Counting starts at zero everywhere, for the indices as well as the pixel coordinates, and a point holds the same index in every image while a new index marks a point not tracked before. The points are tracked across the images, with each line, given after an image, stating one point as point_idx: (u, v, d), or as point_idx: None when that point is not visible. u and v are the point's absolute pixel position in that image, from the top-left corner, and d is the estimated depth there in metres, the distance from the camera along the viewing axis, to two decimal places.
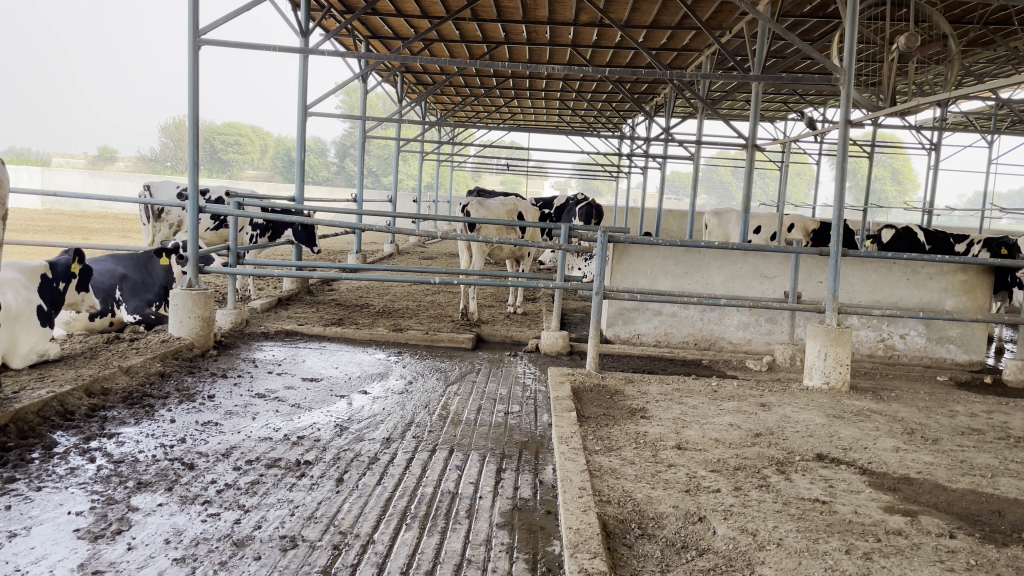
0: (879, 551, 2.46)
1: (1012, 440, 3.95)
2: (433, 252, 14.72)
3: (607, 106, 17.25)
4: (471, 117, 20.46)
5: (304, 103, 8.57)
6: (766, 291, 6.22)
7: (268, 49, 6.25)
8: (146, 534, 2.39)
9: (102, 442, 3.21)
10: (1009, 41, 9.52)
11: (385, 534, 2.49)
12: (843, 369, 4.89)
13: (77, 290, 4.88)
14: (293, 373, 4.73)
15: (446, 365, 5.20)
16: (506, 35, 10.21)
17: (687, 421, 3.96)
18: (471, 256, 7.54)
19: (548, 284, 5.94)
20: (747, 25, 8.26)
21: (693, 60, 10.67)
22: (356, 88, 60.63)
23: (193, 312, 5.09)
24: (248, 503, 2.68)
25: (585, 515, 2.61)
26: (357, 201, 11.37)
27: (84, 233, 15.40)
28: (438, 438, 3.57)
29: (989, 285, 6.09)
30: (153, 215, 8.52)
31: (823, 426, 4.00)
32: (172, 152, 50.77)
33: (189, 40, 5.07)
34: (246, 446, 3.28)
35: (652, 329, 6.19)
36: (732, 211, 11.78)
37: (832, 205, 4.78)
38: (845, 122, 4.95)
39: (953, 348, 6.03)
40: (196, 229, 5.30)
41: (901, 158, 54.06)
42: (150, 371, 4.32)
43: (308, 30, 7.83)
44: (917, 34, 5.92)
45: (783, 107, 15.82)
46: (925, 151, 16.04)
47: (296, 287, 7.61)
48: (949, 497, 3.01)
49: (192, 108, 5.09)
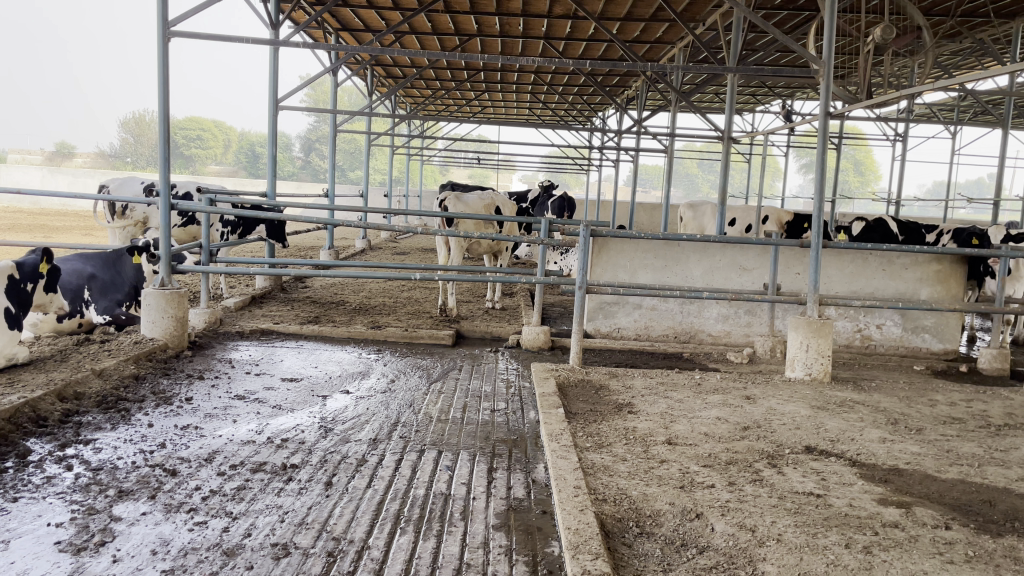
0: (878, 545, 2.45)
1: (994, 429, 3.99)
2: (404, 247, 14.59)
3: (579, 99, 17.25)
4: (440, 111, 20.32)
5: (274, 97, 8.42)
6: (745, 284, 6.25)
7: (239, 40, 6.12)
8: (132, 545, 2.30)
9: (78, 449, 3.10)
10: (976, 33, 9.68)
11: (380, 539, 2.43)
12: (825, 360, 4.91)
13: (44, 291, 4.71)
14: (272, 373, 4.63)
15: (428, 363, 5.13)
16: (478, 27, 10.14)
17: (675, 415, 3.95)
18: (449, 252, 7.45)
19: (528, 278, 5.88)
20: (721, 17, 8.26)
21: (665, 51, 10.69)
22: (321, 81, 60.02)
23: (166, 312, 4.96)
24: (235, 510, 2.60)
25: (583, 514, 2.57)
26: (329, 196, 11.20)
27: (45, 231, 15.01)
28: (425, 438, 3.51)
29: (962, 275, 6.18)
30: (118, 213, 8.29)
31: (809, 418, 4.01)
32: (132, 147, 49.75)
33: (158, 30, 4.93)
34: (230, 450, 3.19)
35: (633, 322, 6.17)
36: (707, 204, 11.84)
37: (813, 197, 4.76)
38: (824, 115, 4.95)
39: (928, 337, 6.10)
40: (168, 226, 5.15)
41: (864, 149, 54.97)
42: (124, 374, 4.19)
43: (278, 22, 7.68)
44: (892, 25, 5.96)
45: (753, 99, 15.94)
46: (891, 141, 16.24)
47: (269, 285, 7.48)
48: (940, 488, 3.02)
49: (162, 101, 4.94)
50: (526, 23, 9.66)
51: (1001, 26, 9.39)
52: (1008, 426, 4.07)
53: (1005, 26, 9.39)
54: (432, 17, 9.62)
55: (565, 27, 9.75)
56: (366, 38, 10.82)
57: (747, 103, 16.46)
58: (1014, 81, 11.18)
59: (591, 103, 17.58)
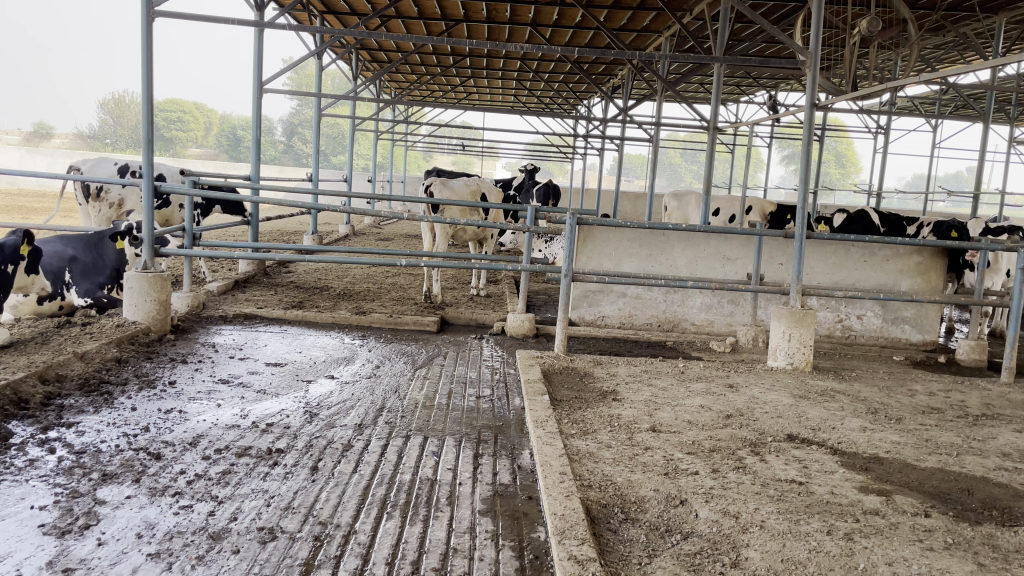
0: (859, 532, 2.49)
1: (972, 418, 4.06)
2: (388, 233, 14.53)
3: (564, 87, 17.23)
4: (424, 97, 20.21)
5: (259, 80, 8.33)
6: (728, 274, 6.30)
7: (225, 22, 6.07)
8: (117, 528, 2.29)
9: (61, 432, 3.08)
10: (959, 27, 9.77)
11: (366, 523, 2.44)
12: (807, 349, 4.96)
13: (24, 272, 4.72)
14: (255, 357, 4.61)
15: (412, 349, 5.14)
16: (465, 13, 10.10)
17: (659, 403, 3.98)
18: (434, 238, 7.43)
19: (514, 265, 5.87)
20: (709, 7, 8.27)
21: (652, 40, 10.71)
22: (303, 66, 59.51)
23: (148, 295, 4.91)
24: (221, 494, 2.59)
25: (569, 500, 2.59)
26: (312, 181, 11.13)
27: (23, 212, 14.79)
28: (411, 424, 3.51)
29: (942, 267, 6.25)
30: (91, 195, 8.15)
31: (791, 407, 4.06)
32: (111, 129, 49.04)
33: (142, 11, 4.87)
34: (215, 434, 3.18)
35: (617, 311, 6.20)
36: (691, 194, 11.88)
37: (798, 189, 4.77)
38: (810, 108, 4.97)
39: (907, 329, 6.17)
40: (150, 209, 5.09)
41: (846, 141, 55.30)
42: (106, 357, 4.15)
43: (263, 5, 7.60)
44: (878, 18, 5.98)
45: (738, 90, 15.99)
46: (873, 133, 16.34)
47: (252, 269, 7.43)
48: (920, 476, 3.07)
49: (146, 84, 4.88)
50: (513, 9, 9.63)
51: (984, 21, 9.48)
52: (985, 415, 4.14)
53: (988, 21, 9.48)
54: (419, 2, 9.58)
55: (553, 14, 9.73)
56: (352, 22, 10.75)
57: (731, 93, 16.53)
58: (994, 75, 11.31)
59: (577, 91, 17.58)
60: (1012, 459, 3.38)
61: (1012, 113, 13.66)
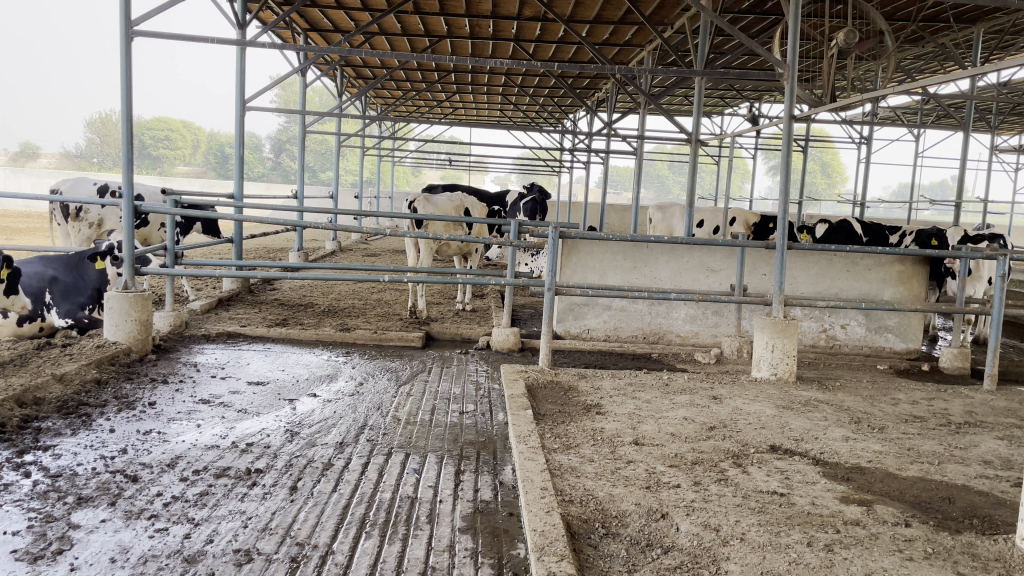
0: (840, 543, 2.48)
1: (953, 426, 4.07)
2: (375, 249, 14.54)
3: (549, 101, 17.32)
4: (411, 111, 20.25)
5: (242, 97, 8.30)
6: (713, 285, 6.30)
7: (206, 40, 6.08)
8: (90, 552, 2.27)
9: (37, 455, 3.04)
10: (938, 38, 9.87)
11: (344, 544, 2.41)
12: (790, 360, 4.97)
13: (3, 293, 4.76)
14: (237, 376, 4.58)
15: (396, 365, 5.11)
16: (448, 29, 10.14)
17: (642, 416, 3.97)
18: (418, 254, 7.45)
19: (497, 279, 5.81)
20: (689, 19, 8.34)
21: (635, 54, 10.80)
22: (291, 82, 59.97)
23: (129, 315, 4.88)
24: (198, 516, 2.56)
25: (548, 516, 2.58)
26: (297, 198, 11.06)
27: (7, 232, 14.66)
28: (393, 441, 3.49)
29: (925, 276, 6.28)
30: (71, 215, 8.11)
31: (775, 418, 4.06)
32: (98, 147, 48.88)
33: (120, 31, 4.86)
34: (193, 455, 3.15)
35: (602, 323, 6.21)
36: (675, 206, 11.93)
37: (779, 200, 4.76)
38: (788, 118, 4.97)
39: (891, 337, 6.19)
40: (130, 227, 5.03)
41: (830, 152, 55.95)
42: (85, 378, 4.11)
43: (244, 22, 7.59)
44: (854, 30, 6.03)
45: (722, 102, 16.13)
46: (856, 143, 16.46)
47: (236, 287, 7.42)
48: (901, 486, 3.07)
49: (125, 102, 4.85)
50: (495, 24, 9.69)
51: (961, 31, 9.59)
52: (967, 423, 4.16)
53: (965, 31, 9.59)
54: (401, 19, 9.61)
55: (535, 29, 9.76)
56: (335, 38, 10.79)
57: (715, 105, 16.68)
58: (974, 85, 11.41)
59: (562, 104, 17.65)
60: (993, 466, 3.38)
61: (994, 122, 13.79)
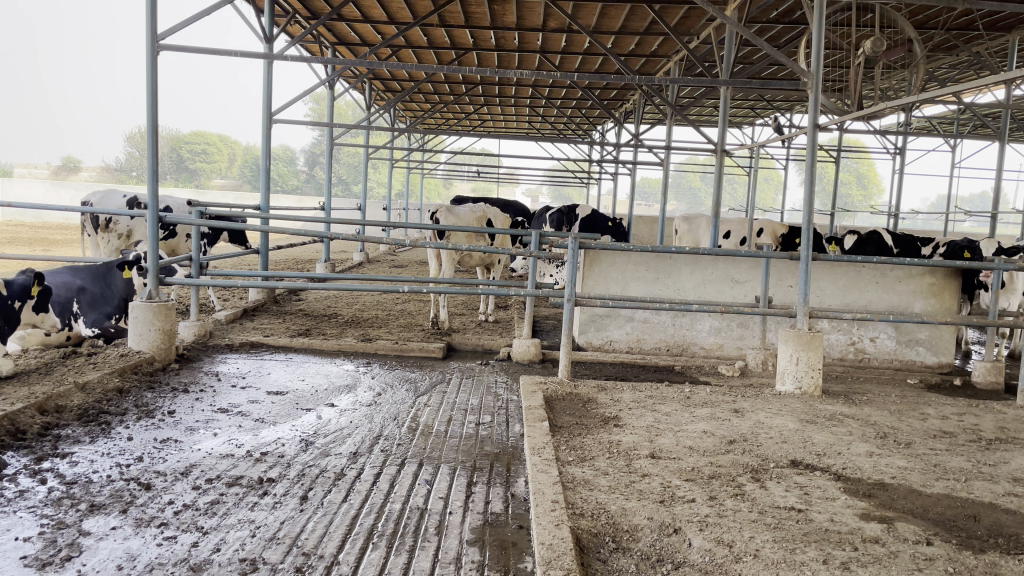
0: (856, 561, 2.41)
1: (983, 442, 3.95)
2: (403, 261, 14.60)
3: (578, 113, 17.34)
4: (440, 124, 20.41)
5: (270, 110, 8.41)
6: (737, 296, 6.23)
7: (233, 54, 6.17)
8: (98, 560, 2.28)
9: (55, 462, 3.08)
10: (971, 47, 9.71)
11: (350, 554, 2.40)
12: (815, 373, 4.88)
13: (33, 311, 4.76)
14: (257, 386, 4.60)
15: (415, 376, 5.11)
16: (474, 41, 10.20)
17: (661, 429, 3.91)
18: (440, 264, 7.46)
19: (519, 289, 5.76)
20: (715, 30, 8.30)
21: (662, 65, 10.76)
22: (325, 97, 60.98)
23: (153, 325, 4.93)
24: (207, 524, 2.57)
25: (558, 529, 2.54)
26: (324, 210, 11.17)
27: (45, 244, 14.98)
28: (407, 452, 3.48)
29: (956, 288, 6.14)
30: (99, 226, 8.32)
31: (797, 432, 3.98)
32: (136, 161, 49.88)
33: (147, 45, 4.94)
34: (207, 464, 3.17)
35: (625, 335, 6.16)
36: (701, 217, 11.84)
37: (802, 211, 4.68)
38: (813, 127, 4.88)
39: (922, 350, 6.06)
40: (155, 238, 5.08)
41: (865, 162, 55.29)
42: (107, 388, 4.15)
43: (273, 36, 7.70)
44: (882, 38, 5.93)
45: (751, 113, 16.01)
46: (890, 153, 16.21)
47: (262, 297, 7.49)
48: (924, 503, 2.98)
49: (150, 114, 4.92)
50: (521, 37, 9.73)
51: (995, 39, 9.43)
52: (998, 439, 4.04)
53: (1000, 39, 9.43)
54: (428, 31, 9.69)
55: (561, 41, 9.77)
56: (362, 51, 10.91)
57: (745, 117, 16.56)
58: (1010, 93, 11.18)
59: (590, 116, 17.64)
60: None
61: None
